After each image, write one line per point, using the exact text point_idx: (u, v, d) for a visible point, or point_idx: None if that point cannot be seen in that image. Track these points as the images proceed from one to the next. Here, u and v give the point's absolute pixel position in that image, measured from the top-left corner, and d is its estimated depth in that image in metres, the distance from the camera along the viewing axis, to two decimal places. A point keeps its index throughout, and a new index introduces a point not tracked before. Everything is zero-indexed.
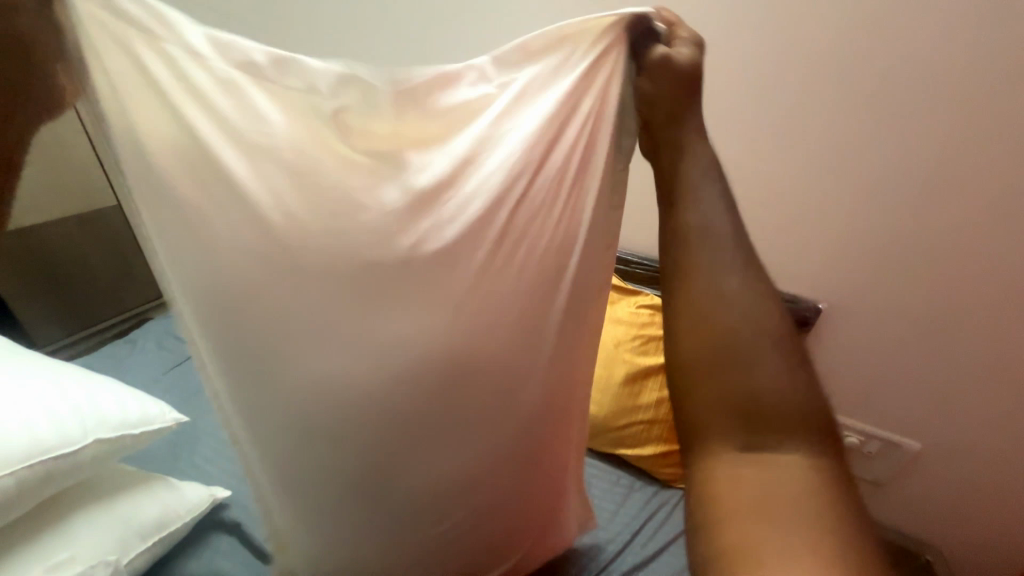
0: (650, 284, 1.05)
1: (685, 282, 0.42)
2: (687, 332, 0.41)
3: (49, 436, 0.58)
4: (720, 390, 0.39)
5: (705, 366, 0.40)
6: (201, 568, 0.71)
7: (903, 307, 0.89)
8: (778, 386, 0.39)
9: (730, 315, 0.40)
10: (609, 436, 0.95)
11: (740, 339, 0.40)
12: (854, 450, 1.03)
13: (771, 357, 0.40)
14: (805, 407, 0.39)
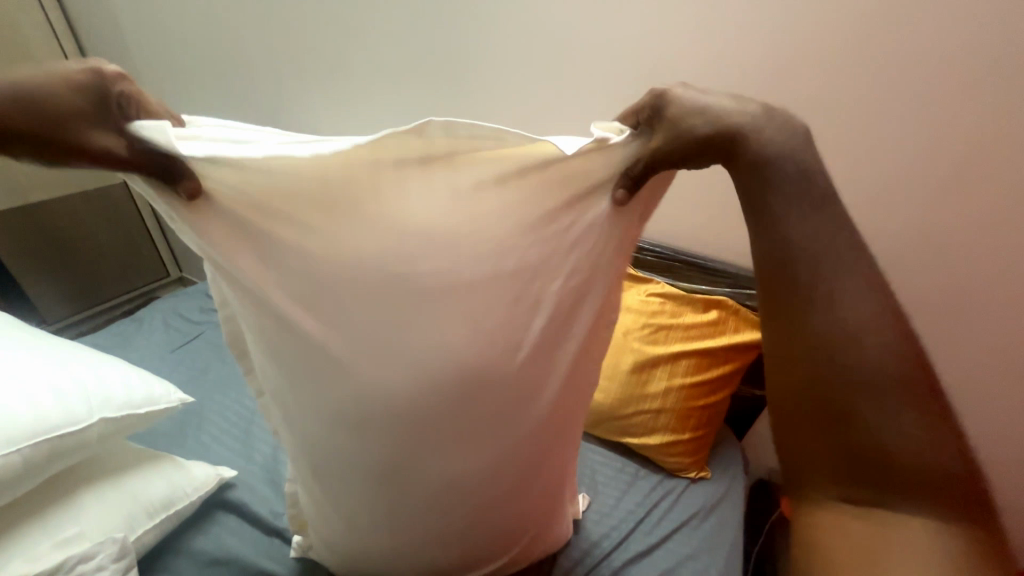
0: (660, 271, 1.03)
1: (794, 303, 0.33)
2: (785, 366, 0.34)
3: (52, 416, 0.57)
4: (822, 444, 0.33)
5: (805, 412, 0.33)
6: (208, 544, 0.72)
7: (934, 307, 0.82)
8: (909, 438, 0.31)
9: (852, 350, 0.31)
10: (616, 424, 0.95)
11: (868, 381, 0.31)
12: None
13: (909, 407, 0.31)
14: (942, 463, 0.31)
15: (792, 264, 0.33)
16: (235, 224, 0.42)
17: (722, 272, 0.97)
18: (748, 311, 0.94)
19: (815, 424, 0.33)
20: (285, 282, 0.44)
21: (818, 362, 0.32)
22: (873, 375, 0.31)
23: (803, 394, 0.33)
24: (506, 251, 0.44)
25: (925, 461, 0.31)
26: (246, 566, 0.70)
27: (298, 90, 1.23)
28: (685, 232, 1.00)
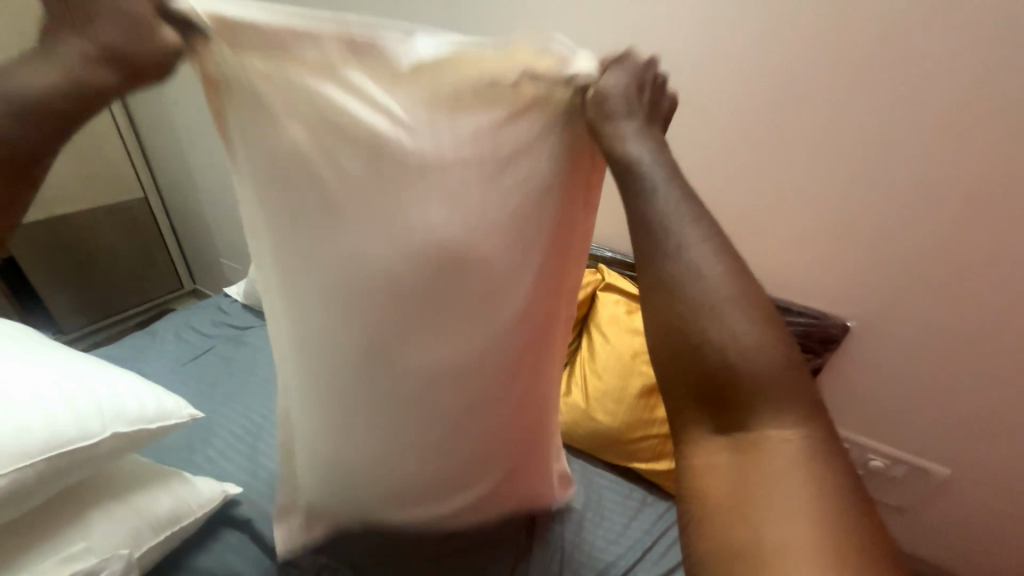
0: None
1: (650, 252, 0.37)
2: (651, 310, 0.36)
3: (68, 429, 0.58)
4: (687, 378, 0.34)
5: (668, 350, 0.35)
6: (212, 562, 0.72)
7: (935, 330, 0.86)
8: (756, 356, 0.33)
9: (692, 284, 0.35)
10: (624, 449, 0.93)
11: (708, 309, 0.34)
12: (877, 473, 1.01)
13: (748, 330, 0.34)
14: (790, 386, 0.33)
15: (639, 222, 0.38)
16: (238, 78, 0.40)
17: None
18: None
19: (677, 364, 0.34)
20: (289, 191, 0.43)
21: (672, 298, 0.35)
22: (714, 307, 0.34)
23: (667, 332, 0.35)
24: (504, 133, 0.42)
25: (768, 374, 0.33)
26: None
27: None
28: None
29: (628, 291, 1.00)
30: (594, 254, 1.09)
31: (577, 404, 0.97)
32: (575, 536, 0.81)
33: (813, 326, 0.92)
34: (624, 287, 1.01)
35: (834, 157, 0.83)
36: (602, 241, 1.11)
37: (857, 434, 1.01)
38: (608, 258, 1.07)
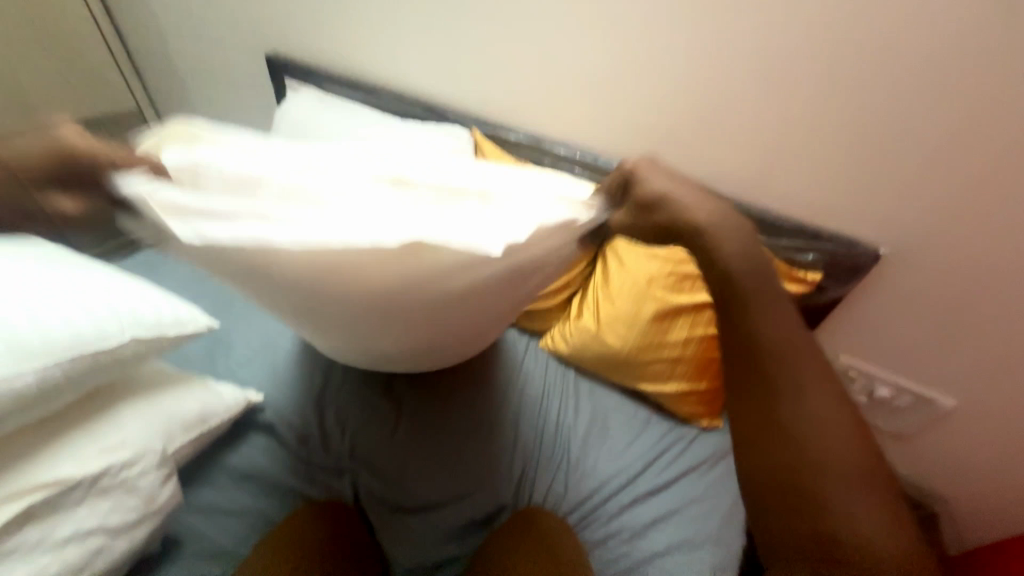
0: None
1: (754, 396, 0.52)
2: (746, 422, 0.52)
3: (86, 332, 0.59)
4: (778, 509, 0.48)
5: (766, 481, 0.49)
6: (241, 460, 0.77)
7: (958, 259, 0.83)
8: (824, 441, 0.49)
9: (790, 405, 0.51)
10: (632, 371, 0.95)
11: (795, 453, 0.49)
12: (881, 403, 1.03)
13: (832, 445, 0.49)
14: (878, 547, 0.45)
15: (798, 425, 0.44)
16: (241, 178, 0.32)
17: (757, 221, 0.92)
18: (782, 263, 0.90)
19: (780, 494, 0.48)
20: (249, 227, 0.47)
21: (758, 350, 0.53)
22: (822, 456, 0.48)
23: (765, 455, 0.50)
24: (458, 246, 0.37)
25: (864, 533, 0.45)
26: (275, 483, 0.75)
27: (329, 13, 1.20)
28: (724, 172, 0.95)
29: None
30: (613, 174, 1.01)
31: (588, 328, 0.97)
32: (579, 449, 0.87)
33: (841, 255, 0.88)
34: None
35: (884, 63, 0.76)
36: (622, 159, 1.02)
37: (868, 365, 1.01)
38: None
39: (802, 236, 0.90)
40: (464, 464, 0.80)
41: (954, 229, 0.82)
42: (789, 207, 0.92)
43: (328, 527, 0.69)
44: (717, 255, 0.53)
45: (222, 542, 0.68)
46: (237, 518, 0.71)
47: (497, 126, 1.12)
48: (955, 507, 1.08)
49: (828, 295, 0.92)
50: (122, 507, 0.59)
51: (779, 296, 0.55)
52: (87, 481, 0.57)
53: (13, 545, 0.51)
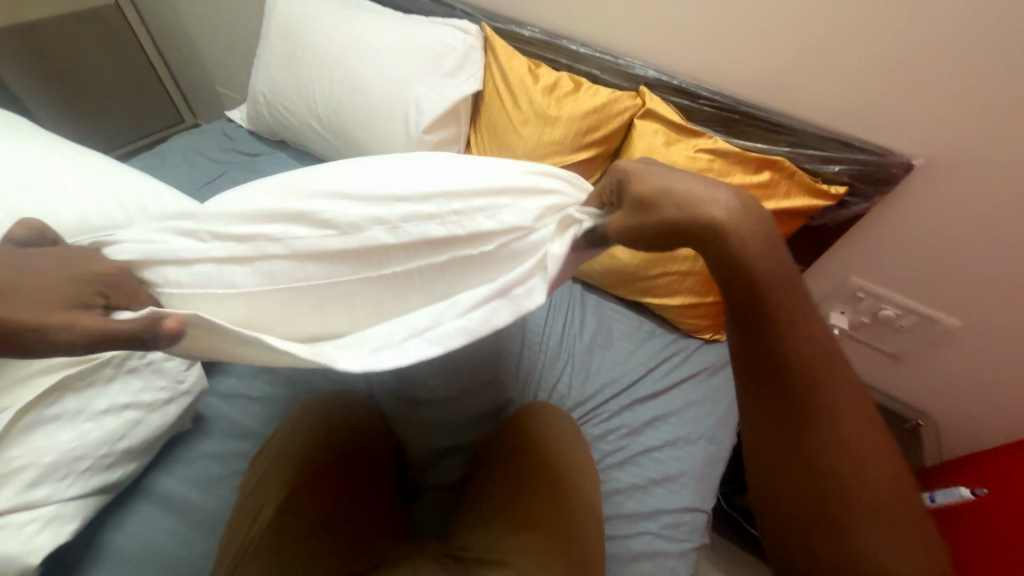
0: (714, 125, 0.91)
1: (789, 433, 0.35)
2: (786, 480, 0.35)
3: (95, 217, 0.59)
4: (818, 553, 0.34)
5: (791, 518, 0.35)
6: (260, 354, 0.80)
7: (997, 175, 0.77)
8: (852, 458, 0.34)
9: (831, 439, 0.34)
10: (639, 285, 0.95)
11: (851, 492, 0.33)
12: (885, 322, 1.04)
13: (884, 477, 0.34)
14: None
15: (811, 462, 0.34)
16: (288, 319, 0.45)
17: (785, 127, 0.85)
18: (805, 175, 0.85)
19: (808, 532, 0.34)
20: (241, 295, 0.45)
21: (792, 375, 0.35)
22: (866, 490, 0.33)
23: (790, 493, 0.35)
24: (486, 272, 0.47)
25: None
26: (292, 375, 0.79)
27: None
28: (752, 74, 0.86)
29: (670, 119, 0.89)
30: (634, 74, 0.93)
31: None
32: (582, 356, 0.90)
33: (869, 166, 0.82)
34: (665, 115, 0.89)
35: None
36: (646, 57, 0.94)
37: (878, 285, 1.00)
38: (651, 79, 0.92)
39: (832, 142, 0.83)
40: (471, 366, 0.84)
41: (1003, 140, 0.74)
42: (821, 111, 0.84)
43: (344, 409, 0.73)
44: (732, 240, 0.37)
45: (247, 423, 0.74)
46: (259, 403, 0.76)
47: (509, 19, 1.01)
48: (943, 421, 1.13)
49: (850, 210, 0.88)
50: (151, 387, 0.63)
51: (802, 293, 0.37)
52: (116, 359, 0.60)
53: (54, 412, 0.56)
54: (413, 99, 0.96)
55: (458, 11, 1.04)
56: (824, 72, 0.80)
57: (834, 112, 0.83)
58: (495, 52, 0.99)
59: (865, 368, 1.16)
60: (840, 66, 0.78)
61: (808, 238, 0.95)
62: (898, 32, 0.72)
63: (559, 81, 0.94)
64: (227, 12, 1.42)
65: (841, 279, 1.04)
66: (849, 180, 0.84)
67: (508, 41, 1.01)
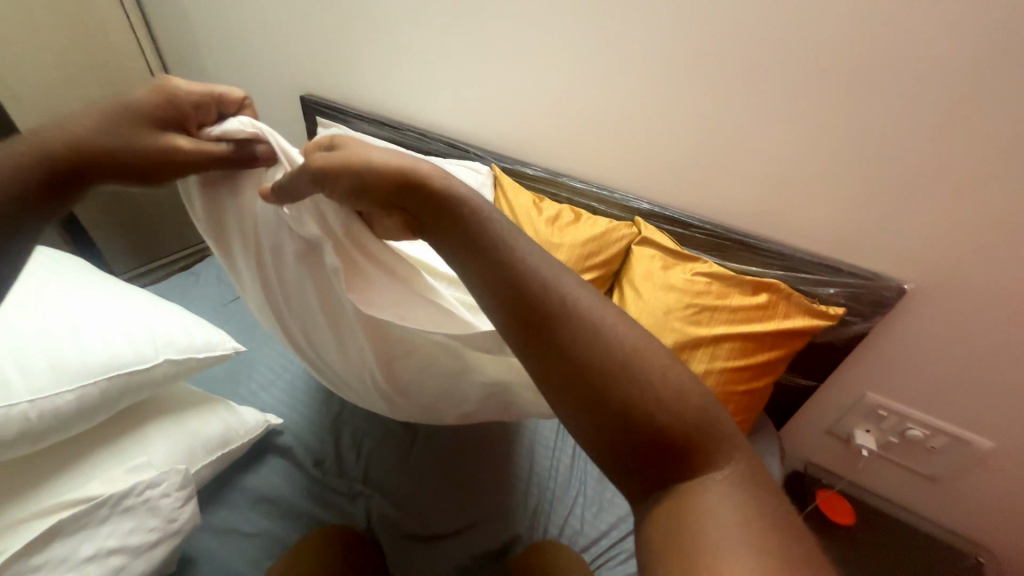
0: (708, 250, 0.98)
1: (554, 363, 0.44)
2: (577, 397, 0.43)
3: (125, 353, 0.62)
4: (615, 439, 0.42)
5: (595, 427, 0.42)
6: (258, 482, 0.78)
7: (987, 298, 0.80)
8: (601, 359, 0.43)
9: (582, 351, 0.44)
10: None
11: (624, 383, 0.42)
12: (914, 442, 0.99)
13: (640, 360, 0.44)
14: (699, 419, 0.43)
15: (575, 361, 0.43)
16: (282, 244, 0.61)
17: (775, 253, 0.91)
18: (802, 296, 0.88)
19: (610, 430, 0.42)
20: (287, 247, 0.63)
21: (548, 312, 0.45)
22: (622, 378, 0.43)
23: (585, 405, 0.43)
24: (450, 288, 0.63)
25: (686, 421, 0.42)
26: (290, 506, 0.75)
27: (353, 55, 1.27)
28: (738, 207, 0.94)
29: (665, 246, 0.95)
30: (629, 206, 1.02)
31: None
32: (595, 486, 0.86)
33: (862, 289, 0.85)
34: (661, 241, 0.97)
35: (894, 106, 0.75)
36: (639, 191, 1.04)
37: (898, 402, 0.97)
38: (646, 211, 1.01)
39: (822, 267, 0.88)
40: (478, 494, 0.80)
41: (983, 268, 0.78)
42: (807, 239, 0.90)
43: (342, 544, 0.69)
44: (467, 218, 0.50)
45: (236, 565, 0.68)
46: (251, 540, 0.71)
47: (516, 160, 1.15)
48: (1000, 552, 1.02)
49: (853, 328, 0.89)
50: (142, 528, 0.59)
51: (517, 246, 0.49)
52: (112, 499, 0.58)
53: (40, 561, 0.53)
54: None
55: (470, 153, 1.18)
56: (802, 208, 0.88)
57: (819, 240, 0.89)
58: (503, 187, 1.10)
59: (903, 492, 1.07)
60: (816, 202, 0.87)
61: (817, 356, 0.96)
62: (862, 177, 0.81)
63: (561, 213, 1.03)
64: None
65: (857, 395, 1.01)
66: (845, 302, 0.87)
67: (515, 177, 1.14)
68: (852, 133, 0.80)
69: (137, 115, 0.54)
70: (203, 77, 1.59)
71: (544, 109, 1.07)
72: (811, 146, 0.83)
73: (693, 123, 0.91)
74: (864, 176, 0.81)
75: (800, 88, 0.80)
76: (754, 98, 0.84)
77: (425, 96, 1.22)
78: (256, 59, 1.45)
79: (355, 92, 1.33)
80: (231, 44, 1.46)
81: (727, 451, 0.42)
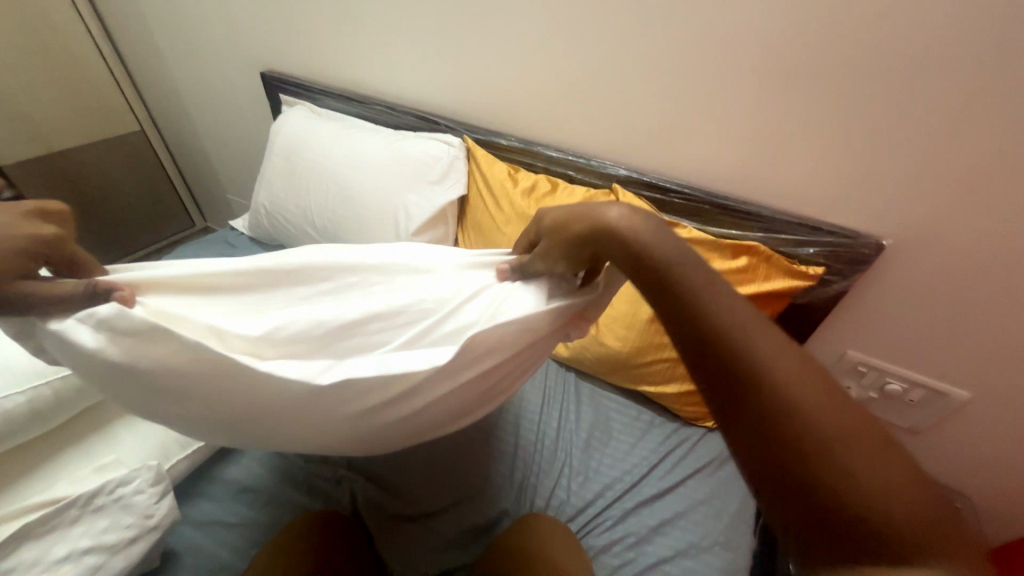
0: (688, 215, 0.95)
1: (713, 361, 0.37)
2: (727, 427, 0.35)
3: None
4: (785, 471, 0.32)
5: (741, 446, 0.34)
6: (239, 473, 0.77)
7: (965, 253, 0.79)
8: (779, 361, 0.35)
9: (749, 351, 0.35)
10: (632, 373, 0.94)
11: (795, 400, 0.33)
12: (894, 396, 1.00)
13: (820, 394, 0.33)
14: (920, 493, 0.30)
15: (734, 357, 0.35)
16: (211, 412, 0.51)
17: (754, 215, 0.89)
18: (782, 258, 0.87)
19: (778, 479, 0.32)
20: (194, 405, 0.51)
21: (706, 327, 0.38)
22: (805, 397, 0.33)
23: (740, 433, 0.34)
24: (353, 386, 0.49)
25: (903, 492, 0.29)
26: (273, 495, 0.75)
27: (310, 24, 1.19)
28: (718, 170, 0.91)
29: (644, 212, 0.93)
30: (607, 173, 0.99)
31: (587, 330, 0.96)
32: (580, 456, 0.86)
33: (841, 247, 0.84)
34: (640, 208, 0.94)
35: (870, 56, 0.71)
36: (616, 158, 1.00)
37: (877, 357, 0.98)
38: (623, 177, 0.97)
39: (802, 228, 0.86)
40: (461, 473, 0.79)
41: (958, 220, 0.77)
42: (784, 201, 0.88)
43: (323, 534, 0.67)
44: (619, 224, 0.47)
45: (220, 555, 0.68)
46: (236, 531, 0.71)
47: (490, 130, 1.10)
48: (975, 496, 1.06)
49: (832, 288, 0.89)
50: (117, 525, 0.58)
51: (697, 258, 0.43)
52: (82, 499, 0.57)
53: (9, 566, 0.52)
54: (405, 206, 1.02)
55: (441, 127, 1.13)
56: (779, 164, 0.86)
57: (798, 201, 0.87)
58: (477, 160, 1.07)
59: None
60: (792, 161, 0.84)
61: (796, 317, 0.95)
62: (840, 132, 0.78)
63: (537, 183, 1.00)
64: (241, 132, 1.57)
65: (838, 353, 1.02)
66: (825, 261, 0.86)
67: (489, 149, 1.09)
68: (831, 91, 0.76)
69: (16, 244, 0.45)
70: (153, 55, 1.50)
71: (515, 74, 1.01)
72: (787, 103, 0.80)
73: (673, 81, 0.86)
74: (850, 129, 0.78)
75: (779, 42, 0.76)
76: (729, 55, 0.80)
77: (389, 65, 1.15)
78: (209, 33, 1.35)
79: (316, 65, 1.26)
80: (178, 18, 1.36)
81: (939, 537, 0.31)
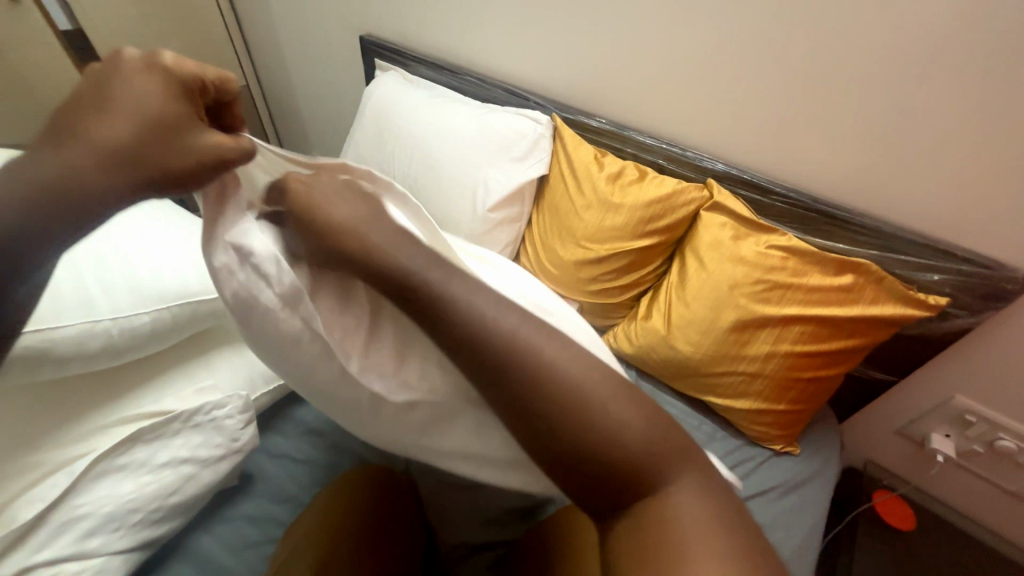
0: (788, 221, 0.87)
1: (505, 396, 0.43)
2: (534, 450, 0.43)
3: (195, 283, 0.65)
4: (576, 467, 0.41)
5: (551, 463, 0.42)
6: (309, 414, 0.83)
7: None
8: (538, 382, 0.42)
9: (521, 383, 0.42)
10: (699, 381, 0.89)
11: (565, 416, 0.41)
12: (1003, 455, 0.88)
13: (575, 403, 0.41)
14: (654, 433, 0.42)
15: (516, 384, 0.42)
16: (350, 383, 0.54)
17: (870, 229, 0.79)
18: (897, 281, 0.77)
19: (575, 474, 0.41)
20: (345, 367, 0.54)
21: (485, 367, 0.43)
22: (566, 407, 0.41)
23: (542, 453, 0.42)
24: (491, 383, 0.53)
25: (644, 440, 0.41)
26: (337, 440, 0.80)
27: None
28: (834, 174, 0.82)
29: (740, 213, 0.86)
30: (703, 166, 0.92)
31: (656, 329, 0.92)
32: None
33: (974, 278, 0.74)
34: (735, 208, 0.87)
35: None
36: (716, 150, 0.92)
37: (992, 409, 0.86)
38: (720, 172, 0.90)
39: (927, 250, 0.76)
40: None
41: None
42: (914, 216, 0.78)
43: (376, 489, 0.69)
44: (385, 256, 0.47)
45: (290, 487, 0.74)
46: (303, 465, 0.77)
47: (581, 110, 1.06)
48: None
49: (954, 322, 0.78)
50: (209, 443, 0.64)
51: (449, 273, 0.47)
52: (184, 415, 0.64)
53: (124, 462, 0.59)
54: (484, 180, 1.02)
55: (529, 102, 1.11)
56: (911, 176, 0.75)
57: (927, 219, 0.77)
58: (563, 139, 1.04)
59: (975, 503, 0.98)
60: (930, 173, 0.74)
61: (901, 348, 0.86)
62: (1001, 144, 0.68)
63: (624, 169, 0.95)
64: (333, 91, 1.63)
65: (942, 397, 0.90)
66: (950, 292, 0.76)
67: (576, 129, 1.05)
68: (999, 95, 0.66)
69: (150, 114, 0.42)
70: (264, 12, 1.58)
71: (617, 52, 0.95)
72: (937, 106, 0.70)
73: (799, 70, 0.77)
74: (1015, 141, 0.67)
75: (941, 34, 0.66)
76: (876, 45, 0.70)
77: (485, 35, 1.14)
78: None
79: (413, 29, 1.27)
80: None
81: (700, 490, 0.40)
